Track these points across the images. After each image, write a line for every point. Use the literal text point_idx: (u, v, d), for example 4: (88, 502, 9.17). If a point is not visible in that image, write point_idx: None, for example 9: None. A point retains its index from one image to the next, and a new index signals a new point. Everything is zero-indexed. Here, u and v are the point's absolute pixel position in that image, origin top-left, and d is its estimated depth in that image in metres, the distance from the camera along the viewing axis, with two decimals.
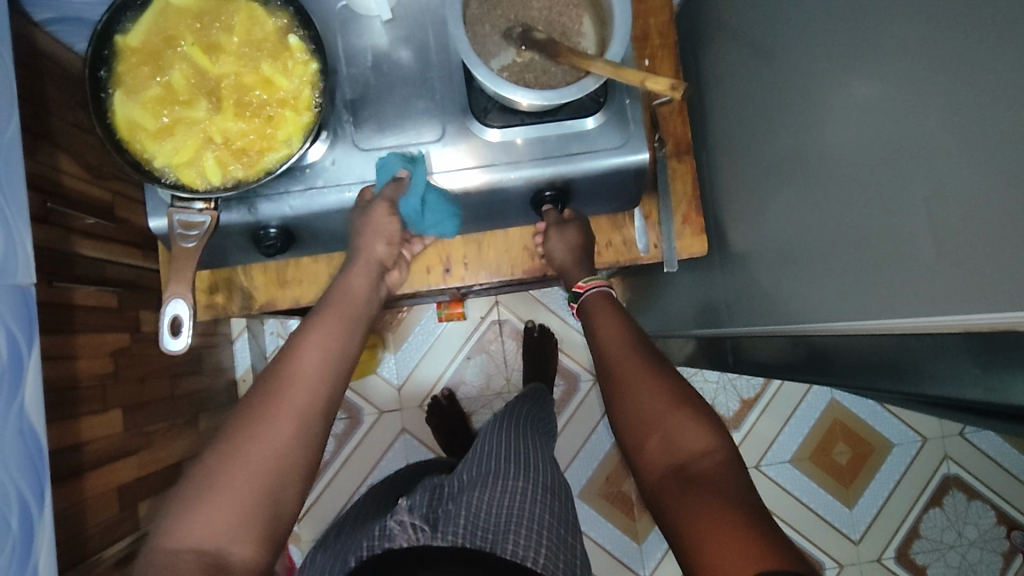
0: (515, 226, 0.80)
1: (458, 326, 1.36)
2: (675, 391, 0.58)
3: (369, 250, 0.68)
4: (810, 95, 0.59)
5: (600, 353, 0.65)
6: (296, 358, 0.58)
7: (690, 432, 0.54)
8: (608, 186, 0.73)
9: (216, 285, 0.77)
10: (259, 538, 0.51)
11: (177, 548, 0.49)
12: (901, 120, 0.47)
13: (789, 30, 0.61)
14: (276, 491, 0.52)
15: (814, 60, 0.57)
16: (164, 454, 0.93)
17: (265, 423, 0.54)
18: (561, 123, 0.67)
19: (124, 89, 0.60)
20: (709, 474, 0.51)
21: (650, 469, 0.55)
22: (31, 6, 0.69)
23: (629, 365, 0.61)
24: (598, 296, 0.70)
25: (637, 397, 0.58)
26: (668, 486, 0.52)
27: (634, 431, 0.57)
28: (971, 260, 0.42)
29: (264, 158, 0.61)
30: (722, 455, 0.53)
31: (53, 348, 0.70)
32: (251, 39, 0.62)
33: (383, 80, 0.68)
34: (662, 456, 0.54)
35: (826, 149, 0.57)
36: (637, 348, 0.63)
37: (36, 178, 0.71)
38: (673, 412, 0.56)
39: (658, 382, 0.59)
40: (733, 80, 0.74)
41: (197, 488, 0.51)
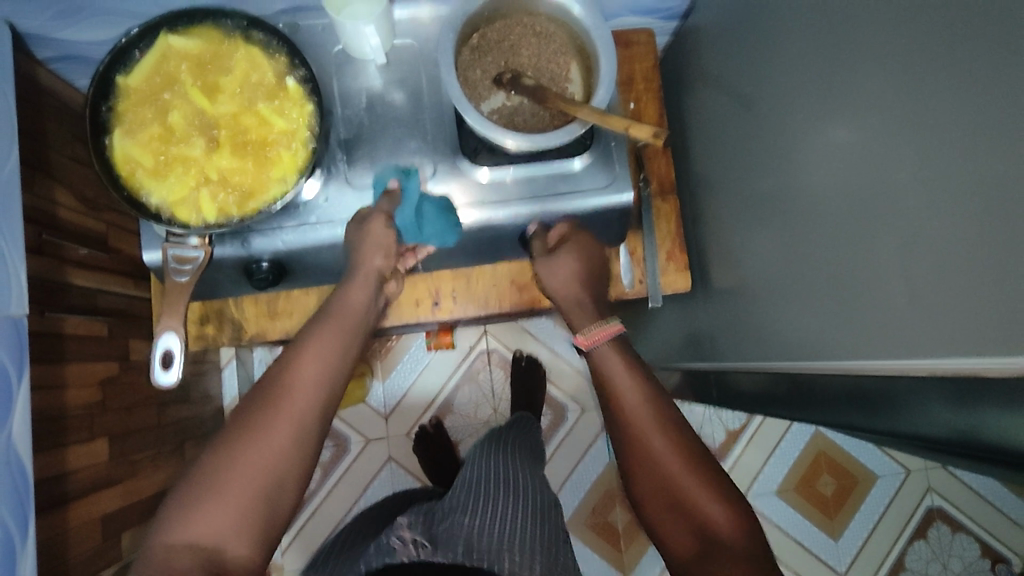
0: (503, 261, 0.82)
1: (447, 356, 1.37)
2: (699, 465, 0.62)
3: (367, 263, 0.66)
4: (786, 142, 0.62)
5: (609, 396, 0.67)
6: (293, 368, 0.59)
7: (715, 511, 0.59)
8: (593, 224, 0.76)
9: (207, 316, 0.78)
10: (254, 535, 0.53)
11: (172, 543, 0.51)
12: (872, 168, 0.49)
13: (767, 79, 0.64)
14: (274, 491, 0.55)
15: (790, 109, 0.60)
16: (149, 483, 0.93)
17: (261, 432, 0.55)
18: (549, 164, 0.70)
19: (125, 129, 0.62)
20: (729, 555, 0.56)
21: (651, 516, 0.60)
22: (34, 44, 0.71)
23: (648, 424, 0.64)
24: (605, 349, 0.68)
25: (646, 440, 0.63)
26: (694, 562, 0.58)
27: (659, 500, 0.62)
28: (939, 302, 0.44)
29: (258, 195, 0.63)
30: (742, 538, 0.58)
31: (42, 378, 0.71)
32: (250, 81, 0.64)
33: (376, 121, 0.71)
34: (687, 531, 0.60)
35: (801, 194, 0.60)
36: (657, 407, 0.65)
37: (34, 211, 0.72)
38: (698, 489, 0.60)
39: (681, 453, 0.62)
40: (715, 124, 0.77)
41: (197, 488, 0.53)
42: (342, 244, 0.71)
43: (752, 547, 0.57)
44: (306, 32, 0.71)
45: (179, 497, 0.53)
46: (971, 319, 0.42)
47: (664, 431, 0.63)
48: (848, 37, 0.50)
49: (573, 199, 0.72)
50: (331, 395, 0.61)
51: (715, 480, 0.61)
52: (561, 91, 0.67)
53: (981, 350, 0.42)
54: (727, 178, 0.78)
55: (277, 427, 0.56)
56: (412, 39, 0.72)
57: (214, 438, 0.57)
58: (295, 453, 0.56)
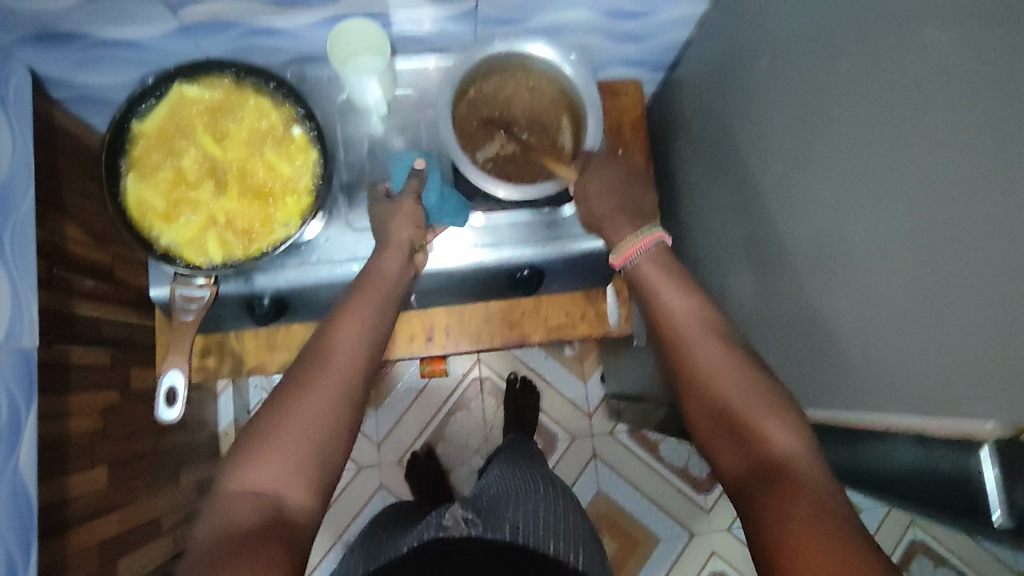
0: (496, 299, 0.85)
1: (440, 384, 1.39)
2: (758, 383, 0.53)
3: (396, 234, 0.66)
4: (766, 194, 0.66)
5: (671, 336, 0.59)
6: (336, 331, 0.59)
7: (773, 426, 0.50)
8: (580, 267, 0.80)
9: (208, 348, 0.80)
10: (312, 485, 0.53)
11: (239, 489, 0.51)
12: (841, 225, 0.53)
13: (748, 134, 0.68)
14: (327, 446, 0.54)
15: (770, 163, 0.65)
16: (145, 509, 0.94)
17: (310, 388, 0.55)
18: (538, 210, 0.75)
19: (137, 173, 0.65)
20: (797, 472, 0.47)
21: (730, 470, 0.51)
22: (52, 87, 0.75)
23: (700, 337, 0.57)
24: (645, 256, 0.64)
25: (710, 367, 0.55)
26: (751, 485, 0.48)
27: (716, 425, 0.54)
28: None
29: (263, 237, 0.66)
30: (810, 456, 0.48)
31: (47, 408, 0.73)
32: (258, 129, 0.68)
33: (376, 167, 0.75)
34: (738, 452, 0.51)
35: (778, 243, 0.64)
36: (706, 321, 0.58)
37: (46, 245, 0.75)
38: (754, 407, 0.52)
39: (734, 364, 0.55)
40: (703, 171, 0.82)
41: (254, 441, 0.53)
42: (340, 283, 0.74)
43: (823, 469, 0.47)
44: (312, 82, 0.75)
45: (239, 451, 0.53)
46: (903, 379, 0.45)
47: (718, 343, 0.56)
48: (819, 104, 0.55)
49: (563, 245, 0.76)
50: (374, 359, 0.61)
51: (777, 399, 0.52)
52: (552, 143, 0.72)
53: None
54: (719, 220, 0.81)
55: (323, 386, 0.56)
56: (412, 89, 0.76)
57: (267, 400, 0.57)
58: (341, 412, 0.56)
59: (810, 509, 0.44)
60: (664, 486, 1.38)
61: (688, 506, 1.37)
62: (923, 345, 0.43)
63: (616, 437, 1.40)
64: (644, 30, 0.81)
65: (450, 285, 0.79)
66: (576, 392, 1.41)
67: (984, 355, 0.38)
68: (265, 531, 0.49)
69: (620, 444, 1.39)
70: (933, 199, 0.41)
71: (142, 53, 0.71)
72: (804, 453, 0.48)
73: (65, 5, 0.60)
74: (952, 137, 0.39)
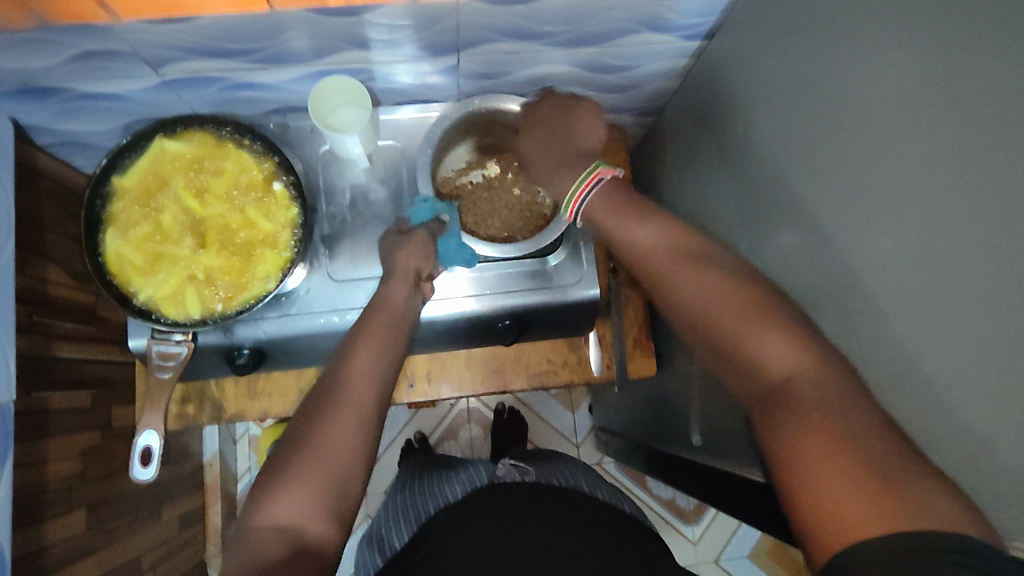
0: (477, 347, 0.87)
1: (427, 415, 1.38)
2: (738, 289, 0.51)
3: (402, 263, 0.68)
4: (763, 248, 0.66)
5: (649, 266, 0.57)
6: (349, 362, 0.61)
7: (765, 340, 0.48)
8: (562, 316, 0.80)
9: (189, 395, 0.82)
10: (332, 515, 0.53)
11: (262, 525, 0.51)
12: (838, 291, 0.54)
13: (747, 188, 0.69)
14: (346, 474, 0.55)
15: (768, 217, 0.65)
16: (124, 549, 0.93)
17: (329, 419, 0.57)
18: (520, 262, 0.76)
19: (116, 229, 0.67)
20: (800, 392, 0.45)
21: (742, 389, 0.50)
22: (35, 133, 0.75)
23: (672, 260, 0.56)
24: (594, 197, 0.62)
25: (692, 294, 0.53)
26: (763, 407, 0.47)
27: (714, 352, 0.52)
28: (899, 422, 0.48)
29: (240, 293, 0.68)
30: (811, 365, 0.46)
31: (24, 456, 0.72)
32: (238, 184, 0.69)
33: (358, 218, 0.76)
34: (748, 380, 0.49)
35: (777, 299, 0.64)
36: (674, 242, 0.57)
37: (26, 291, 0.74)
38: (741, 322, 0.50)
39: (715, 281, 0.53)
40: (700, 217, 0.82)
41: (277, 477, 0.54)
42: (321, 334, 0.74)
43: (828, 370, 0.45)
44: (296, 132, 0.77)
45: (261, 487, 0.54)
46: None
47: (694, 262, 0.55)
48: (819, 168, 0.56)
49: (553, 294, 0.76)
50: (384, 387, 0.61)
51: (763, 303, 0.50)
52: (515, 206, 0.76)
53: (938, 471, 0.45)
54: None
55: (341, 418, 0.57)
56: (395, 140, 0.78)
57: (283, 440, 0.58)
58: (361, 440, 0.57)
59: (820, 432, 0.42)
60: (652, 517, 1.37)
61: (675, 537, 1.37)
62: (922, 432, 0.46)
63: (604, 467, 1.39)
64: (628, 81, 0.82)
65: (432, 334, 0.79)
66: (564, 422, 1.41)
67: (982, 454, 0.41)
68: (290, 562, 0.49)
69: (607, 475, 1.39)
70: (943, 299, 0.43)
71: (126, 104, 0.71)
72: (802, 363, 0.46)
73: (49, 63, 0.60)
74: (969, 235, 0.41)
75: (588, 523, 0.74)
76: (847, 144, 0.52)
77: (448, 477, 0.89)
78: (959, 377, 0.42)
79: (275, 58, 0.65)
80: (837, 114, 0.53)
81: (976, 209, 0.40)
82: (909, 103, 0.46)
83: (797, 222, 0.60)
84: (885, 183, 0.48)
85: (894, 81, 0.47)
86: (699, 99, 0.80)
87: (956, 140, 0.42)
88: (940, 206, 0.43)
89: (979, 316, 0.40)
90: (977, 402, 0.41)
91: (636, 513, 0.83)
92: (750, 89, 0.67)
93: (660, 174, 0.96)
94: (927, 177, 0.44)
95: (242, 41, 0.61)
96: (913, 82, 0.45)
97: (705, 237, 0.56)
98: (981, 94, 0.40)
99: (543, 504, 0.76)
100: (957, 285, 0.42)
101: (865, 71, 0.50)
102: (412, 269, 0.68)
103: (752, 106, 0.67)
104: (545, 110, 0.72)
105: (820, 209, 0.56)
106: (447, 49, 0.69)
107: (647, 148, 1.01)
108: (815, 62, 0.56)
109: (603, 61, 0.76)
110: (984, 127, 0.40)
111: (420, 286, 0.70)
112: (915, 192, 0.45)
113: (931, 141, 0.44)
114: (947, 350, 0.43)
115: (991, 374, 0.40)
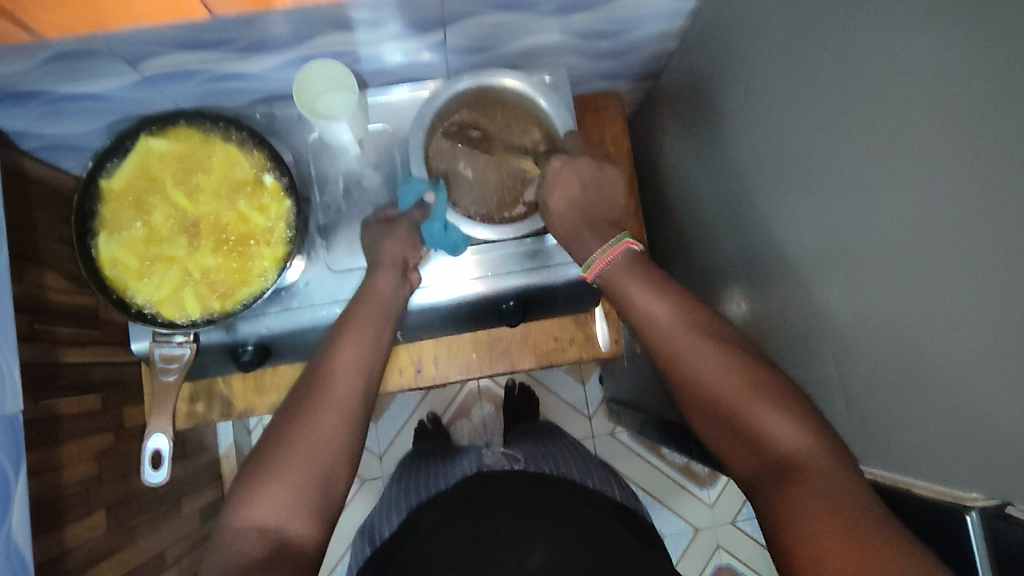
0: (482, 329, 0.86)
1: (439, 394, 1.38)
2: (736, 362, 0.56)
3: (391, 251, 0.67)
4: (768, 210, 0.65)
5: (661, 341, 0.60)
6: (333, 355, 0.60)
7: (771, 419, 0.52)
8: (566, 294, 0.79)
9: (197, 394, 0.83)
10: (313, 516, 0.53)
11: (241, 527, 0.51)
12: (848, 254, 0.52)
13: (749, 147, 0.67)
14: (328, 469, 0.55)
15: (771, 177, 0.63)
16: (147, 546, 0.94)
17: (311, 414, 0.57)
18: (521, 241, 0.74)
19: (108, 231, 0.66)
20: (810, 473, 0.49)
21: (743, 469, 0.54)
22: (19, 138, 0.73)
23: (683, 335, 0.59)
24: (612, 269, 0.65)
25: (691, 363, 0.58)
26: (766, 480, 0.51)
27: (724, 428, 0.55)
28: (914, 385, 0.47)
29: (240, 291, 0.67)
30: (814, 439, 0.50)
31: (38, 463, 0.72)
32: (228, 179, 0.68)
33: (352, 206, 0.75)
34: (747, 451, 0.54)
35: (787, 262, 0.62)
36: (686, 317, 0.60)
37: (25, 300, 0.73)
38: (745, 398, 0.54)
39: (725, 358, 0.56)
40: (703, 180, 0.81)
41: (256, 476, 0.54)
42: (323, 325, 0.74)
43: (831, 450, 0.50)
44: (283, 121, 0.75)
45: (243, 483, 0.54)
46: (919, 426, 0.48)
47: (702, 336, 0.58)
48: (822, 124, 0.54)
49: (555, 272, 0.75)
50: (371, 379, 0.61)
51: (767, 382, 0.54)
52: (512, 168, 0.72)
53: (955, 432, 0.44)
54: (709, 234, 0.80)
55: (324, 415, 0.57)
56: (385, 123, 0.77)
57: (266, 434, 0.57)
58: (346, 436, 0.57)
59: (823, 502, 0.46)
60: (667, 483, 1.38)
61: (691, 502, 1.37)
62: (944, 394, 0.44)
63: (616, 436, 1.39)
64: (622, 46, 0.80)
65: (435, 319, 0.78)
66: (575, 395, 1.40)
67: (995, 417, 0.40)
68: (272, 563, 0.49)
69: (619, 444, 1.39)
70: (955, 257, 0.42)
71: (108, 102, 0.69)
72: (812, 444, 0.50)
73: (23, 65, 0.58)
74: (980, 190, 0.39)
75: (588, 511, 0.74)
76: (854, 99, 0.49)
77: (444, 469, 0.89)
78: (968, 342, 0.41)
79: (254, 46, 0.63)
80: (842, 68, 0.51)
81: (990, 162, 0.38)
82: (921, 53, 0.43)
83: (803, 186, 0.58)
84: (893, 141, 0.46)
85: (902, 29, 0.44)
86: (698, 61, 0.77)
87: (973, 89, 0.39)
88: (951, 162, 0.41)
89: (996, 273, 0.39)
90: (988, 368, 0.40)
91: (625, 501, 0.83)
92: (750, 48, 0.64)
93: (659, 140, 0.94)
94: (936, 132, 0.42)
95: (218, 31, 0.59)
96: (919, 28, 0.43)
97: (709, 313, 0.61)
98: (991, 38, 0.38)
99: (532, 504, 0.74)
100: (967, 243, 0.41)
101: (867, 22, 0.47)
102: (398, 257, 0.68)
103: (752, 66, 0.64)
104: (538, 82, 0.71)
105: (824, 170, 0.54)
106: (433, 24, 0.66)
107: (646, 113, 0.98)
108: (816, 14, 0.53)
109: (594, 28, 0.73)
110: (993, 75, 0.38)
111: (408, 275, 0.69)
112: (929, 147, 0.43)
113: (942, 94, 0.41)
114: (956, 313, 0.42)
115: (1006, 334, 0.39)
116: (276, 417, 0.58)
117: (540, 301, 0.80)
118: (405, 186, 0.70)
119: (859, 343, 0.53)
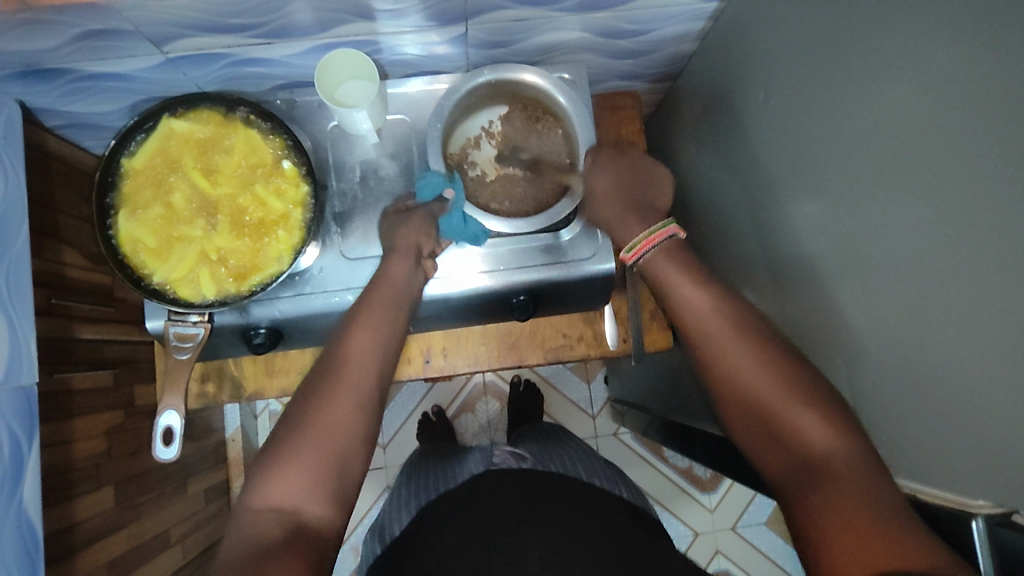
0: (492, 322, 0.87)
1: (445, 387, 1.38)
2: (772, 361, 0.57)
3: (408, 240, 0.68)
4: (781, 213, 0.65)
5: (702, 340, 0.62)
6: (348, 341, 0.61)
7: (810, 421, 0.53)
8: (577, 291, 0.79)
9: (208, 374, 0.84)
10: (330, 499, 0.54)
11: (260, 507, 0.52)
12: (861, 259, 0.52)
13: (765, 149, 0.67)
14: (342, 453, 0.56)
15: (785, 180, 0.64)
16: (153, 523, 0.95)
17: (328, 399, 0.58)
18: (535, 236, 0.75)
19: (127, 210, 0.67)
20: (839, 471, 0.50)
21: (771, 466, 0.55)
22: (43, 115, 0.74)
23: (721, 330, 0.61)
24: (655, 253, 0.66)
25: (729, 360, 0.59)
26: (796, 482, 0.52)
27: (754, 426, 0.57)
28: (923, 392, 0.47)
29: (256, 274, 0.68)
30: (852, 447, 0.51)
31: (51, 436, 0.73)
32: (248, 162, 0.69)
33: (368, 195, 0.76)
34: (777, 448, 0.55)
35: (798, 267, 0.63)
36: (727, 315, 0.61)
37: (43, 275, 0.74)
38: (780, 397, 0.55)
39: (766, 360, 0.58)
40: (717, 182, 0.81)
41: (273, 460, 0.55)
42: (335, 312, 0.75)
43: (860, 451, 0.51)
44: (303, 108, 0.76)
45: (260, 467, 0.55)
46: (926, 434, 0.48)
47: (736, 334, 0.60)
48: (839, 128, 0.54)
49: (565, 268, 0.75)
50: (385, 366, 0.62)
51: (804, 384, 0.55)
52: (537, 159, 0.75)
53: (964, 440, 0.44)
54: (723, 237, 0.81)
55: (340, 399, 0.58)
56: (404, 113, 0.78)
57: (283, 419, 0.58)
58: (360, 422, 0.58)
59: (856, 502, 0.47)
60: (668, 486, 1.38)
61: (692, 505, 1.38)
62: (953, 402, 0.44)
63: (620, 437, 1.40)
64: (642, 45, 0.80)
65: (446, 310, 0.79)
66: (580, 394, 1.41)
67: (1002, 424, 0.41)
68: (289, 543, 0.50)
69: (623, 445, 1.39)
70: (970, 269, 0.42)
71: (131, 83, 0.70)
72: (852, 450, 0.50)
73: (51, 43, 0.59)
74: (995, 200, 0.39)
75: (597, 510, 0.74)
76: (873, 104, 0.49)
77: (453, 469, 0.90)
78: (981, 350, 0.41)
79: (277, 32, 0.64)
80: (861, 74, 0.51)
81: (1004, 173, 0.38)
82: (941, 58, 0.43)
83: (818, 190, 0.58)
84: (909, 146, 0.46)
85: (922, 36, 0.44)
86: (717, 63, 0.77)
87: (992, 99, 0.39)
88: (967, 171, 0.41)
89: (1008, 283, 0.39)
90: (998, 379, 0.40)
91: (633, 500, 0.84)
92: (770, 51, 0.64)
93: (676, 141, 0.94)
94: (953, 140, 0.42)
95: (243, 16, 0.59)
96: (939, 34, 0.43)
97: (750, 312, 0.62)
98: (1011, 49, 0.38)
99: (540, 501, 0.74)
100: (980, 252, 0.41)
101: (889, 26, 0.47)
102: (412, 245, 0.68)
103: (772, 70, 0.64)
104: (557, 79, 0.71)
105: (840, 175, 0.54)
106: (454, 17, 0.67)
107: (663, 113, 0.98)
108: (838, 18, 0.53)
109: (614, 26, 0.73)
110: (1012, 86, 0.38)
111: (422, 262, 0.70)
112: (946, 155, 0.43)
113: (960, 103, 0.41)
114: (967, 320, 0.42)
115: (1016, 341, 0.39)
116: (292, 404, 0.59)
117: (551, 296, 0.80)
118: (425, 179, 0.69)
119: (870, 349, 0.53)
